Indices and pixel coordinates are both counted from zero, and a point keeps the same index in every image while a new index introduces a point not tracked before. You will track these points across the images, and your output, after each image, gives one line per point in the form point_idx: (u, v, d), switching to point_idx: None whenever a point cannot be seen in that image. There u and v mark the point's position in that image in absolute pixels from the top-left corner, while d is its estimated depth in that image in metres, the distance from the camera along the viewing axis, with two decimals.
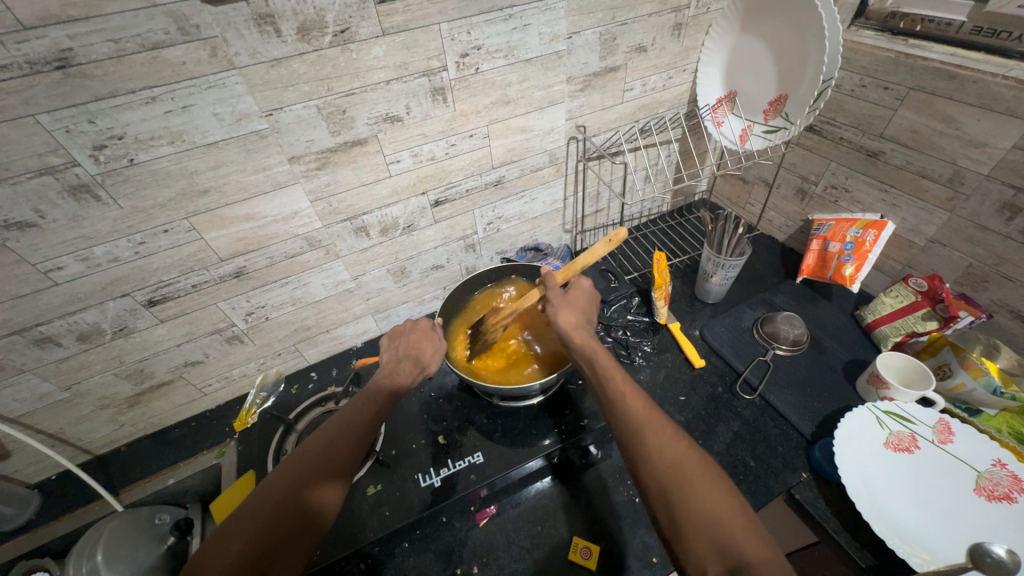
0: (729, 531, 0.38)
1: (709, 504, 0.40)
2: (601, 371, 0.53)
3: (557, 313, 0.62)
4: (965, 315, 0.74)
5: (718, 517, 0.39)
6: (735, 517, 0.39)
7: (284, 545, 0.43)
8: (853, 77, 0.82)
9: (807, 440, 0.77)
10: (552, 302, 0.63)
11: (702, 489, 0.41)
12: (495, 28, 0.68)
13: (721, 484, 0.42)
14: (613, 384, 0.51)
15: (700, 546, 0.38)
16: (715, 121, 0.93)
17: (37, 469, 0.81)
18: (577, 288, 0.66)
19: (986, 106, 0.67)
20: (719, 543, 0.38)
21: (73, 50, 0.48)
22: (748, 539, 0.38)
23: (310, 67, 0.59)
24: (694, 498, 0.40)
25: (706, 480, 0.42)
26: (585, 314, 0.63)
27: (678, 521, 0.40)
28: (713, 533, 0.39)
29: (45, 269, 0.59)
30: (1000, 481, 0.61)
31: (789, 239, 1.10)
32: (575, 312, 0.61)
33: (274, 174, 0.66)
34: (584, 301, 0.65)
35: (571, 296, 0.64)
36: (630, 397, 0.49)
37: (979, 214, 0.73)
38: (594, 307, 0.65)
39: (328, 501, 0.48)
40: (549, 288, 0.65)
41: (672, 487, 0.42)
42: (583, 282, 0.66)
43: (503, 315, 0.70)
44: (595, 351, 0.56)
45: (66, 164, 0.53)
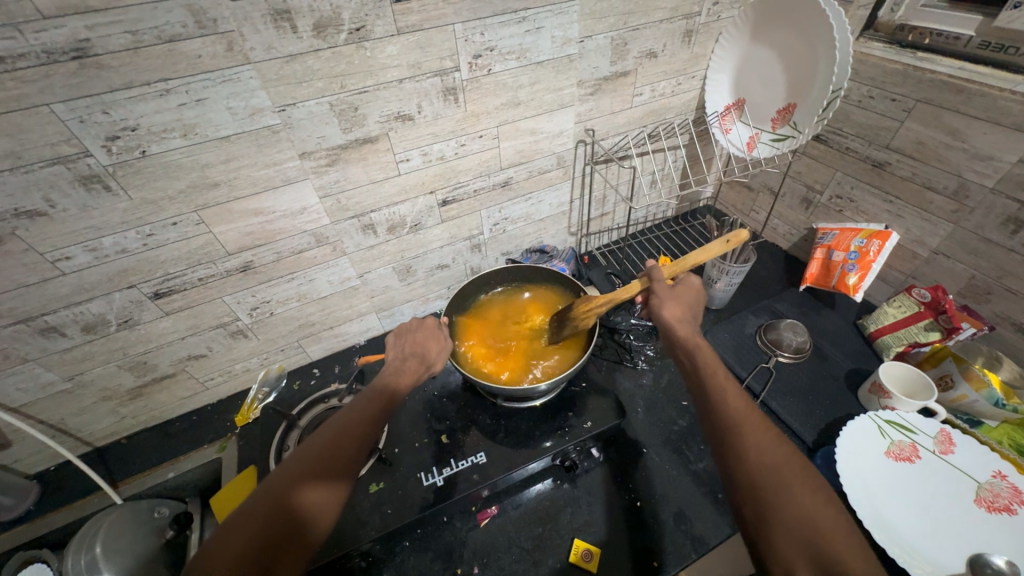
0: (827, 537, 0.37)
1: (806, 507, 0.39)
2: (702, 366, 0.54)
3: (663, 305, 0.64)
4: (968, 326, 0.76)
5: (816, 520, 0.38)
6: (832, 521, 0.39)
7: (283, 545, 0.43)
8: (861, 88, 0.83)
9: (808, 448, 0.77)
10: (660, 295, 0.65)
11: (801, 493, 0.40)
12: (508, 30, 0.68)
13: (822, 493, 0.41)
14: (715, 379, 0.51)
15: (791, 545, 0.38)
16: (722, 128, 0.93)
17: (36, 460, 0.81)
18: (687, 285, 0.67)
19: (993, 120, 0.68)
20: (812, 545, 0.37)
21: (91, 40, 0.48)
22: (845, 547, 0.37)
23: (324, 63, 0.59)
24: (792, 499, 0.40)
25: (808, 487, 0.41)
26: (692, 312, 0.64)
27: (768, 516, 0.40)
28: (807, 533, 0.38)
29: (53, 258, 0.59)
30: (1001, 493, 0.61)
31: (792, 248, 1.11)
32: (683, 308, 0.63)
33: (284, 169, 0.66)
34: (690, 300, 0.65)
35: (678, 293, 0.65)
36: (731, 394, 0.49)
37: (983, 227, 0.74)
38: (699, 308, 0.66)
39: (328, 503, 0.47)
40: (656, 279, 0.67)
41: (768, 483, 0.41)
42: (693, 281, 0.67)
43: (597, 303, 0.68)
44: (698, 347, 0.57)
45: (78, 154, 0.53)
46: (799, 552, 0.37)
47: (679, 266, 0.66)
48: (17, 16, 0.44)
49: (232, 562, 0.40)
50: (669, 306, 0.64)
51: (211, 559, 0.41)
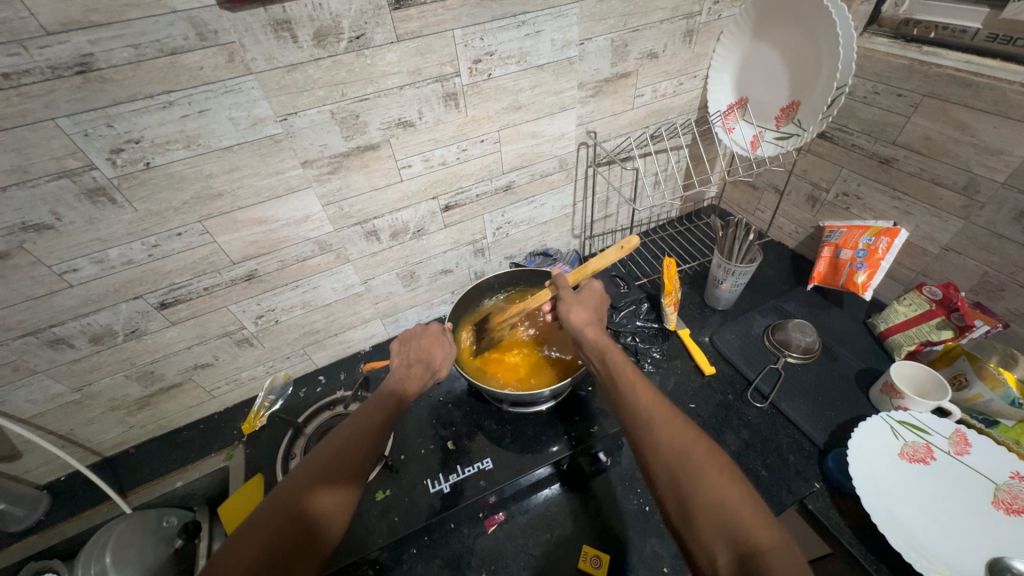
0: (739, 519, 0.38)
1: (716, 492, 0.39)
2: (611, 365, 0.53)
3: (568, 310, 0.62)
4: (981, 324, 0.74)
5: (730, 506, 0.39)
6: (743, 501, 0.39)
7: (299, 553, 0.43)
8: (866, 84, 0.82)
9: (819, 449, 0.76)
10: (565, 302, 0.64)
11: (711, 477, 0.40)
12: (508, 35, 0.68)
13: (731, 475, 0.41)
14: (623, 377, 0.51)
15: (711, 535, 0.38)
16: (725, 127, 0.93)
17: (46, 471, 0.81)
18: (589, 289, 0.66)
19: (1002, 113, 0.67)
20: (728, 530, 0.37)
21: (94, 55, 0.48)
22: (758, 527, 0.37)
23: (325, 72, 0.60)
24: (705, 487, 0.40)
25: (717, 470, 0.41)
26: (596, 312, 0.63)
27: (686, 509, 0.40)
28: (723, 521, 0.38)
29: (60, 271, 0.60)
30: (1019, 494, 0.60)
31: (799, 246, 1.09)
32: (587, 311, 0.62)
33: (287, 178, 0.66)
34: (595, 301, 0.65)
35: (581, 296, 0.65)
36: (639, 390, 0.49)
37: (995, 222, 0.72)
38: (606, 306, 0.66)
39: (339, 509, 0.47)
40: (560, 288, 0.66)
41: (681, 477, 0.41)
42: (593, 282, 0.67)
43: (509, 315, 0.73)
44: (605, 346, 0.57)
45: (84, 168, 0.54)
46: (718, 539, 0.37)
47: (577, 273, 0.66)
48: (22, 33, 0.45)
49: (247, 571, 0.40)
50: (575, 310, 0.63)
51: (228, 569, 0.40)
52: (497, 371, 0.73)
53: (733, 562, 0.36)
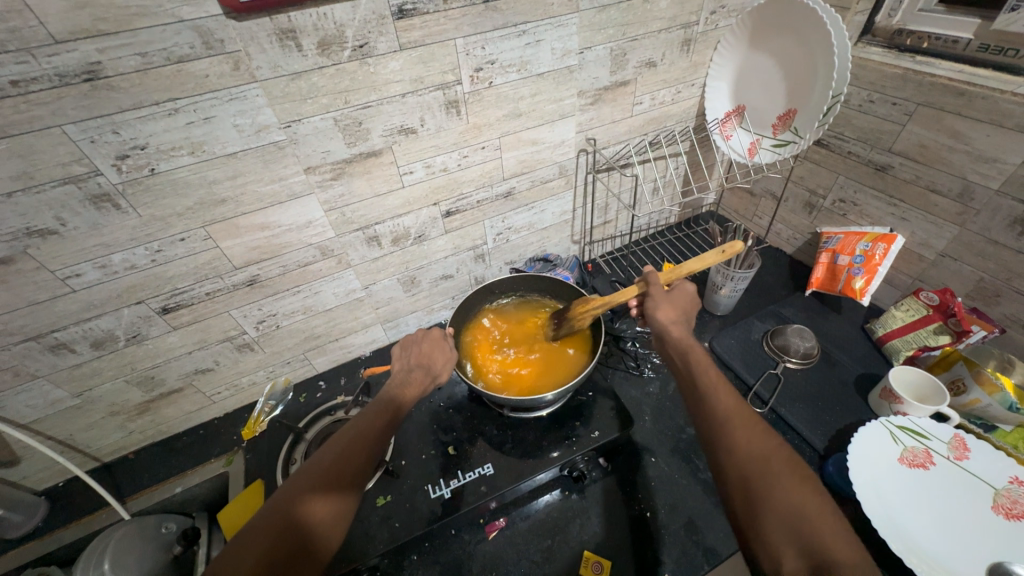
0: (814, 528, 0.37)
1: (793, 499, 0.39)
2: (694, 366, 0.53)
3: (655, 307, 0.64)
4: (978, 329, 0.75)
5: (806, 515, 0.38)
6: (822, 513, 0.38)
7: (297, 559, 0.43)
8: (861, 93, 0.83)
9: (819, 455, 0.76)
10: (653, 298, 0.65)
11: (787, 484, 0.40)
12: (509, 44, 0.69)
13: (813, 487, 0.40)
14: (704, 377, 0.51)
15: (781, 538, 0.37)
16: (723, 135, 0.94)
17: (44, 476, 0.81)
18: (681, 290, 0.66)
19: (995, 122, 0.68)
20: (800, 537, 0.37)
21: (102, 63, 0.49)
22: (835, 540, 0.36)
23: (329, 80, 0.60)
24: (781, 493, 0.39)
25: (797, 479, 0.40)
26: (685, 315, 0.63)
27: (758, 511, 0.40)
28: (797, 528, 0.37)
29: (63, 276, 0.60)
30: (1019, 499, 0.60)
31: (797, 252, 1.10)
32: (675, 311, 0.63)
33: (290, 184, 0.67)
34: (683, 303, 0.65)
35: (672, 296, 0.65)
36: (721, 393, 0.49)
37: (990, 229, 0.73)
38: (694, 311, 0.65)
39: (335, 515, 0.47)
40: (649, 284, 0.66)
41: (756, 480, 0.41)
42: (686, 284, 0.66)
43: (591, 305, 0.69)
44: (690, 347, 0.56)
45: (88, 174, 0.54)
46: (788, 544, 0.37)
47: (672, 273, 0.67)
48: (31, 41, 0.45)
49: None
50: (663, 309, 0.63)
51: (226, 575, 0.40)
52: (512, 373, 0.73)
53: (802, 568, 0.35)
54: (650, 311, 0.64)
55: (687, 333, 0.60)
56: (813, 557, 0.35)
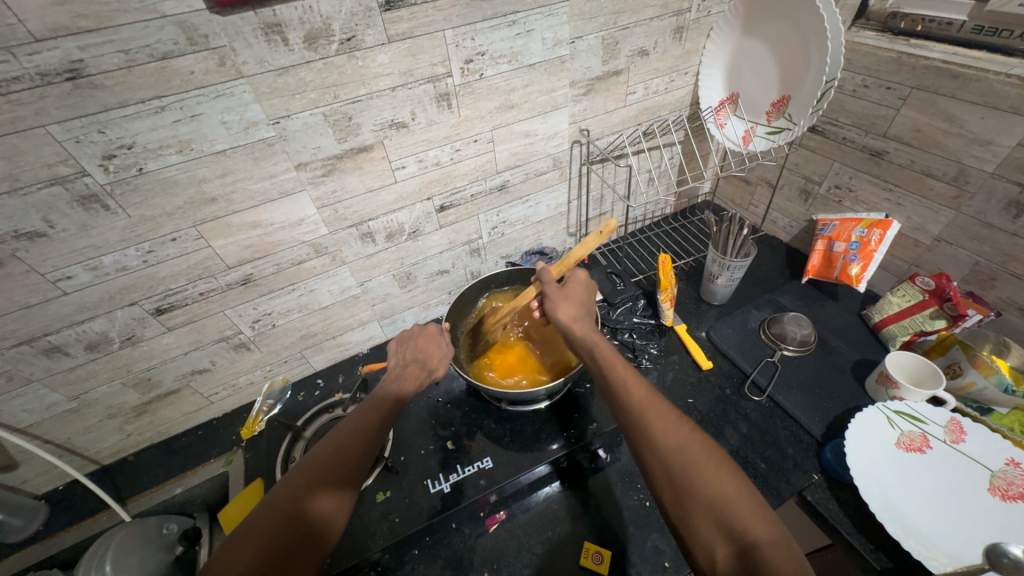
0: (736, 511, 0.38)
1: (714, 484, 0.40)
2: (603, 361, 0.54)
3: (555, 306, 0.62)
4: (974, 312, 0.74)
5: (727, 499, 0.39)
6: (740, 493, 0.40)
7: (296, 556, 0.43)
8: (855, 78, 0.83)
9: (817, 441, 0.76)
10: (551, 296, 0.64)
11: (705, 469, 0.41)
12: (499, 34, 0.68)
13: (728, 466, 0.41)
14: (615, 371, 0.51)
15: (708, 528, 0.38)
16: (717, 123, 0.93)
17: (44, 480, 0.81)
18: (574, 280, 0.66)
19: (990, 104, 0.67)
20: (725, 523, 0.38)
21: (84, 61, 0.48)
22: (754, 520, 0.38)
23: (317, 74, 0.60)
24: (700, 481, 0.40)
25: (713, 463, 0.42)
26: (585, 305, 0.63)
27: (684, 503, 0.40)
28: (719, 513, 0.39)
29: (54, 278, 0.60)
30: (1015, 481, 0.60)
31: (793, 240, 1.10)
32: (574, 304, 0.62)
33: (281, 181, 0.66)
34: (580, 293, 0.65)
35: (568, 290, 0.64)
36: (633, 386, 0.49)
37: (985, 212, 0.73)
38: (591, 297, 0.66)
39: (337, 511, 0.47)
40: (545, 281, 0.65)
41: (677, 472, 0.41)
42: (578, 274, 0.67)
43: (501, 314, 0.71)
44: (597, 342, 0.57)
45: (75, 174, 0.54)
46: (716, 532, 0.38)
47: (562, 265, 0.65)
48: (10, 39, 0.45)
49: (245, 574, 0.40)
50: (561, 304, 0.62)
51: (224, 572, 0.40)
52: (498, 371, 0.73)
53: (732, 553, 0.37)
54: (551, 308, 0.63)
55: (591, 326, 0.60)
56: (741, 541, 0.37)
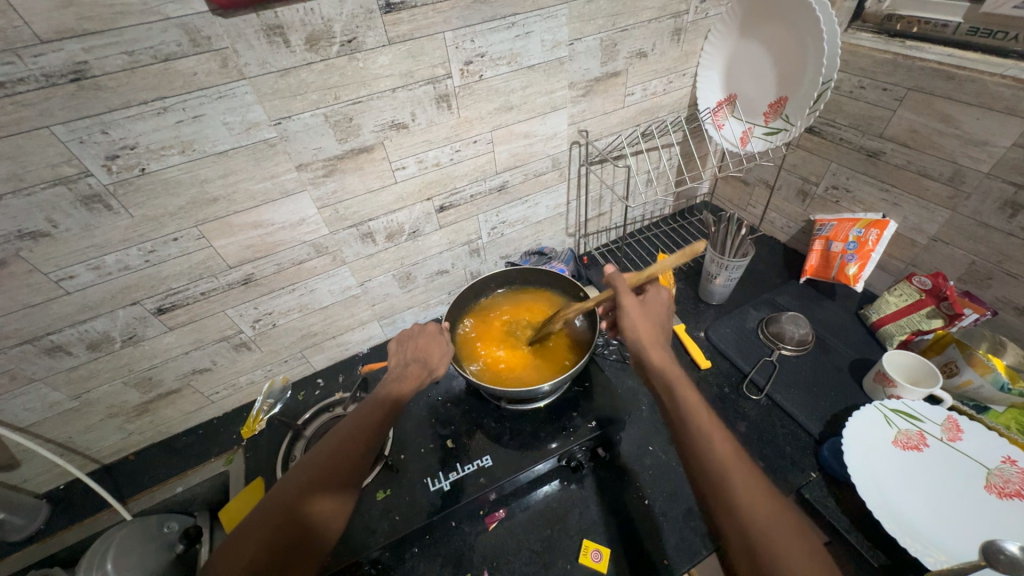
0: None
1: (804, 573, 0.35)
2: (679, 401, 0.49)
3: (630, 326, 0.60)
4: (970, 312, 0.76)
5: None
6: None
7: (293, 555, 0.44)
8: (852, 79, 0.83)
9: (815, 440, 0.77)
10: (626, 314, 0.61)
11: (796, 553, 0.36)
12: (498, 36, 0.69)
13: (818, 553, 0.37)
14: (694, 417, 0.47)
15: None
16: (715, 124, 0.94)
17: (45, 479, 0.81)
18: (652, 297, 0.64)
19: (985, 105, 0.68)
20: None
21: (88, 62, 0.49)
22: None
23: (318, 76, 0.60)
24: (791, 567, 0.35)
25: (804, 546, 0.37)
26: (660, 329, 0.61)
27: None
28: None
29: (57, 278, 0.60)
30: (1011, 478, 0.61)
31: (791, 240, 1.11)
32: (650, 328, 0.60)
33: (282, 182, 0.67)
34: (655, 314, 0.63)
35: (647, 306, 0.63)
36: (714, 436, 0.44)
37: (981, 212, 0.74)
38: (666, 318, 0.64)
39: (334, 514, 0.48)
40: (620, 293, 0.63)
41: (762, 549, 0.37)
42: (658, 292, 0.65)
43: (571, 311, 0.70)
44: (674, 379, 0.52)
45: (79, 175, 0.54)
46: None
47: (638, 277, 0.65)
48: (15, 41, 0.45)
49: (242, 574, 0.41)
50: (637, 319, 0.60)
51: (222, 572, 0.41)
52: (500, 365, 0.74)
53: None
54: (625, 321, 0.60)
55: (667, 358, 0.56)
56: None
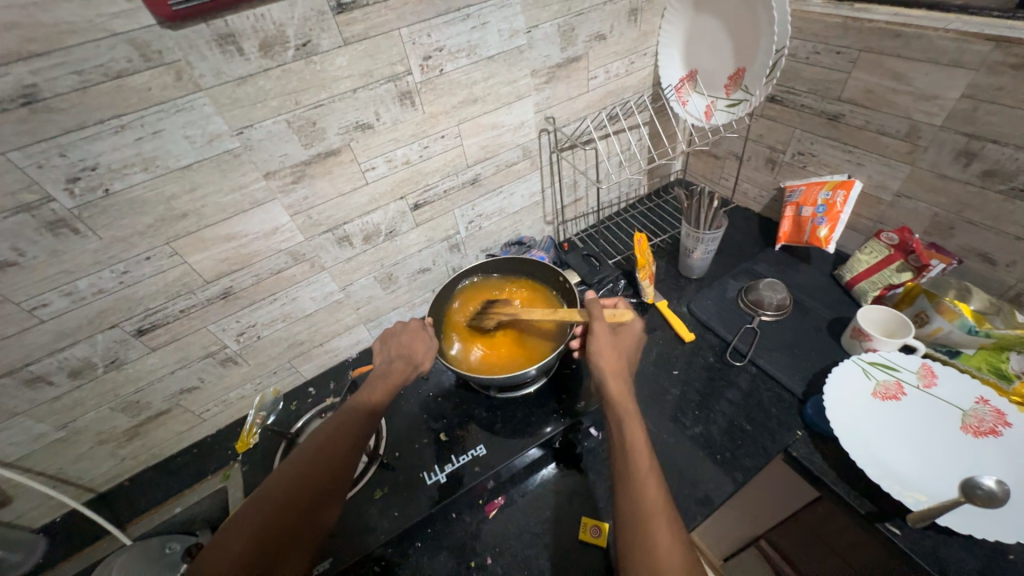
0: None
1: None
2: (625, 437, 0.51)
3: (598, 349, 0.61)
4: (937, 262, 0.78)
5: None
6: None
7: (276, 554, 0.47)
8: (806, 45, 0.85)
9: (799, 399, 0.79)
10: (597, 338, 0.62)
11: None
12: (455, 29, 0.69)
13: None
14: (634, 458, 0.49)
15: None
16: (680, 101, 0.95)
17: (40, 513, 0.80)
18: (626, 328, 0.65)
19: (933, 60, 0.70)
20: None
21: (37, 85, 0.48)
22: None
23: (276, 82, 0.60)
24: None
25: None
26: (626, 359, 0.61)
27: None
28: None
29: (29, 307, 0.59)
30: (985, 417, 0.63)
31: (764, 210, 1.13)
32: (618, 356, 0.61)
33: (251, 192, 0.66)
34: (625, 346, 0.63)
35: (620, 335, 0.64)
36: (648, 479, 0.47)
37: (938, 164, 0.76)
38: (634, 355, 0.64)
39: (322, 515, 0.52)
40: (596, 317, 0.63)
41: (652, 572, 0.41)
42: (634, 323, 0.65)
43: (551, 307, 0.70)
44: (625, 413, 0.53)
45: (41, 200, 0.54)
46: None
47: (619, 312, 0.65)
48: None
49: (233, 565, 0.45)
50: (603, 345, 0.61)
51: (214, 562, 0.45)
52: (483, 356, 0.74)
53: None
54: (592, 345, 0.61)
55: (625, 389, 0.57)
56: None
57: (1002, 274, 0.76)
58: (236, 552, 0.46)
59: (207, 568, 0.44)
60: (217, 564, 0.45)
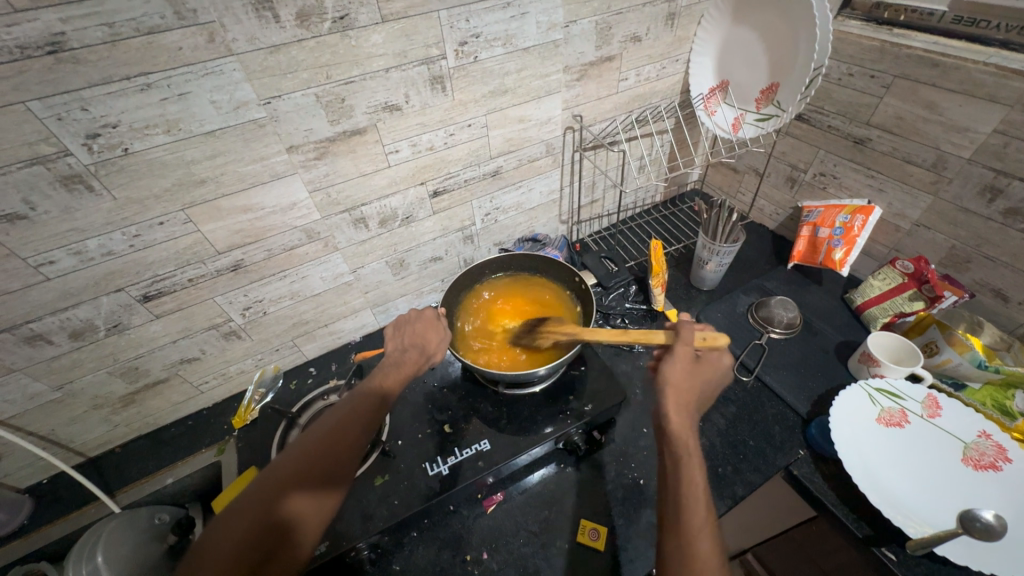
0: None
1: None
2: (687, 484, 0.47)
3: (671, 367, 0.55)
4: (949, 295, 0.78)
5: None
6: None
7: (276, 538, 0.47)
8: (841, 66, 0.84)
9: (803, 419, 0.79)
10: (673, 358, 0.56)
11: None
12: (493, 16, 0.68)
13: None
14: (692, 498, 0.46)
15: None
16: (708, 110, 0.94)
17: (27, 473, 0.79)
18: (709, 358, 0.57)
19: (968, 92, 0.70)
20: None
21: (66, 33, 0.46)
22: None
23: (309, 53, 0.58)
24: None
25: None
26: (702, 389, 0.56)
27: None
28: None
29: (35, 263, 0.58)
30: (986, 451, 0.64)
31: (778, 227, 1.13)
32: (692, 380, 0.55)
33: (272, 164, 0.65)
34: (705, 377, 0.56)
35: (700, 364, 0.56)
36: (703, 537, 0.43)
37: (962, 197, 0.76)
38: (712, 388, 0.57)
39: (323, 502, 0.50)
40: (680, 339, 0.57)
41: None
42: (725, 355, 0.57)
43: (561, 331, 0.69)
44: (688, 454, 0.49)
45: (58, 154, 0.52)
46: None
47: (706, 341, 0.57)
48: None
49: (237, 546, 0.45)
50: (678, 372, 0.55)
51: (217, 541, 0.45)
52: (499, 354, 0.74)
53: None
54: (665, 366, 0.55)
55: (688, 426, 0.51)
56: None
57: (1012, 311, 0.77)
58: (237, 534, 0.45)
59: (211, 546, 0.45)
60: (219, 544, 0.45)
